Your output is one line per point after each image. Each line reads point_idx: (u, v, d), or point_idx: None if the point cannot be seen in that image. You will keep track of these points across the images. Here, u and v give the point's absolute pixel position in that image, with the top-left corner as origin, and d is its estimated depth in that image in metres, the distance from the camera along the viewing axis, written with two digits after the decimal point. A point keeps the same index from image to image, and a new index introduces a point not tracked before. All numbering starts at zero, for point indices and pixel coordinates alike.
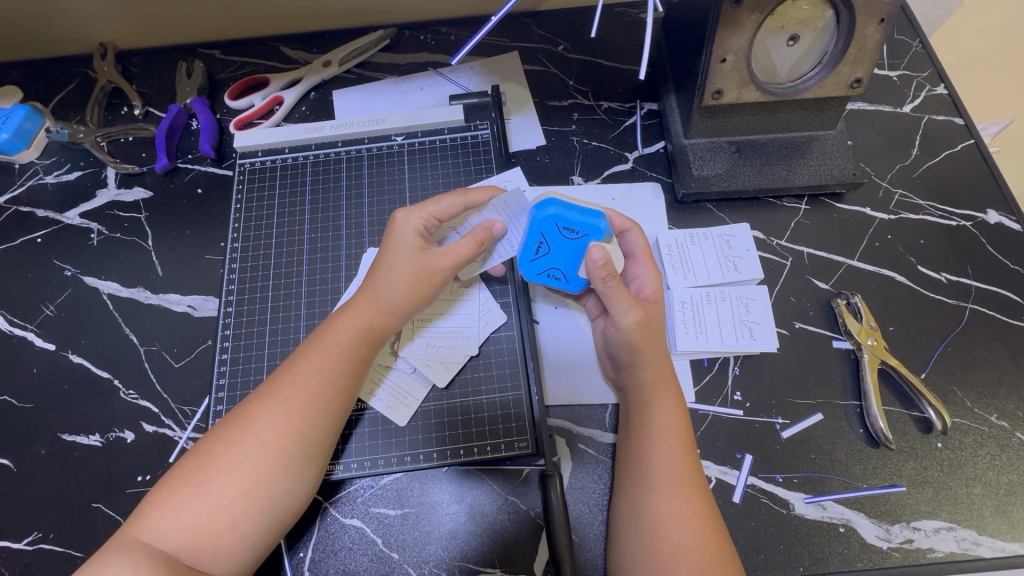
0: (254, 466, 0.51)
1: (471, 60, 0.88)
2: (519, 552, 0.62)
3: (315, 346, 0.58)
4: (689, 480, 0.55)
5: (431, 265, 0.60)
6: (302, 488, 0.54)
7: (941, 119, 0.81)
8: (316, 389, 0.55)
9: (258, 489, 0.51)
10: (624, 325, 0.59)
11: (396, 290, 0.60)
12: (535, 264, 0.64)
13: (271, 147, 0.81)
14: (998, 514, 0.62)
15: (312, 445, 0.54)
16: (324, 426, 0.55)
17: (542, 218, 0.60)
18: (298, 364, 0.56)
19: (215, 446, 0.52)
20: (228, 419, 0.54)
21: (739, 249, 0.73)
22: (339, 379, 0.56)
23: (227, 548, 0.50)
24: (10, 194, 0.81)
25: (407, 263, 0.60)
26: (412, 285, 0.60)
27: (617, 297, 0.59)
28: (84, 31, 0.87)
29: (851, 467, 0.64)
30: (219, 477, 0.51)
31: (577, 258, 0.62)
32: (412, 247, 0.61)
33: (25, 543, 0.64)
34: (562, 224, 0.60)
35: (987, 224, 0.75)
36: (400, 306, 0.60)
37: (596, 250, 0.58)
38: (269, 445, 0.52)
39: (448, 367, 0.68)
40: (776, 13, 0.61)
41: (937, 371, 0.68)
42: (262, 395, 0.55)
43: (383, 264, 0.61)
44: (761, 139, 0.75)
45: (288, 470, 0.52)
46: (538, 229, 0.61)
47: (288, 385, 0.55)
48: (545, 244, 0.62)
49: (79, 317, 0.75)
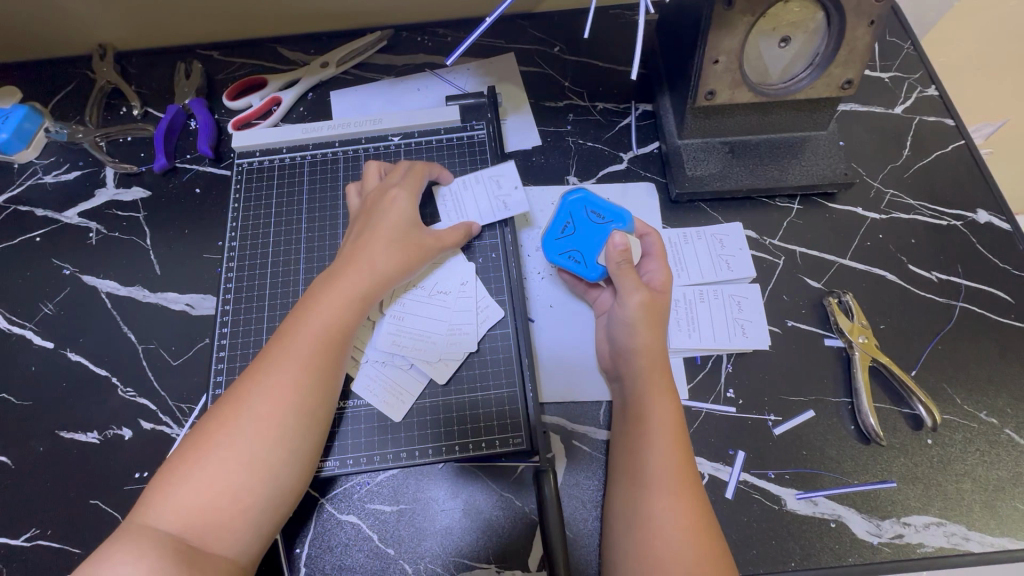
0: (251, 438, 0.52)
1: (468, 62, 0.89)
2: (514, 548, 0.63)
3: (301, 319, 0.59)
4: (683, 474, 0.56)
5: (422, 242, 0.67)
6: (302, 462, 0.55)
7: (932, 120, 0.82)
8: (306, 359, 0.56)
9: (256, 462, 0.52)
10: (630, 303, 0.62)
11: (384, 260, 0.64)
12: (558, 245, 0.69)
13: (268, 147, 0.82)
14: (987, 510, 0.63)
15: (306, 414, 0.55)
16: (316, 394, 0.56)
17: (572, 200, 0.69)
18: (289, 337, 0.57)
19: (211, 423, 0.53)
20: (223, 398, 0.55)
21: (732, 248, 0.75)
22: (327, 348, 0.58)
23: (229, 525, 0.50)
24: (10, 193, 0.82)
25: (393, 235, 0.65)
26: (401, 255, 0.65)
27: (627, 277, 0.63)
28: (83, 32, 0.88)
29: (843, 463, 0.65)
30: (217, 452, 0.51)
31: (599, 243, 0.67)
32: (399, 224, 0.66)
33: (23, 539, 0.64)
34: (590, 207, 0.68)
35: (977, 223, 0.76)
36: (388, 274, 0.64)
37: (618, 236, 0.64)
38: (264, 415, 0.53)
39: (447, 364, 0.69)
40: (768, 15, 0.62)
41: (927, 368, 0.68)
42: (254, 370, 0.56)
43: (368, 237, 0.65)
44: (754, 139, 0.75)
45: (285, 439, 0.53)
46: (566, 211, 0.69)
47: (280, 356, 0.56)
48: (571, 225, 0.68)
49: (78, 316, 0.75)
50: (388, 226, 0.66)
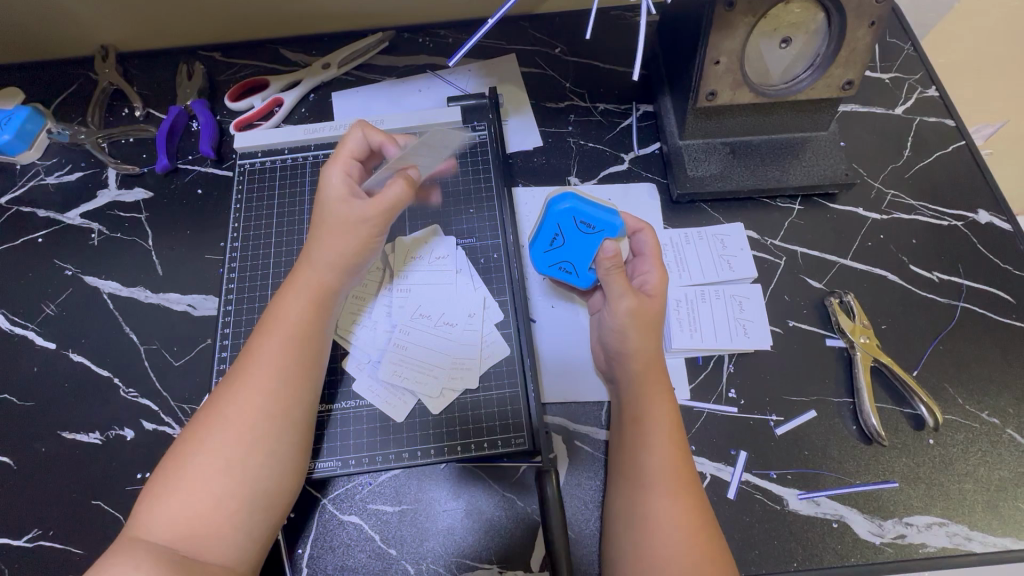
0: (223, 445, 0.52)
1: (470, 63, 0.89)
2: (515, 548, 0.63)
3: (264, 326, 0.59)
4: (680, 474, 0.56)
5: (355, 212, 0.59)
6: (283, 463, 0.54)
7: (933, 120, 0.82)
8: (271, 362, 0.56)
9: (233, 468, 0.52)
10: (618, 309, 0.62)
11: (327, 247, 0.60)
12: (548, 256, 0.68)
13: (270, 148, 0.82)
14: (990, 510, 0.63)
15: (276, 414, 0.54)
16: (283, 394, 0.55)
17: (560, 210, 0.66)
18: (253, 345, 0.57)
19: (189, 435, 0.53)
20: (198, 412, 0.55)
21: (733, 248, 0.75)
22: (293, 348, 0.57)
23: (218, 532, 0.50)
24: (11, 194, 0.82)
25: (333, 219, 0.60)
26: (345, 239, 0.60)
27: (615, 282, 0.62)
28: (86, 33, 0.88)
29: (845, 463, 0.65)
30: (196, 461, 0.52)
31: (590, 253, 0.66)
32: (335, 204, 0.60)
33: (25, 540, 0.64)
34: (578, 217, 0.65)
35: (978, 223, 0.76)
36: (339, 261, 0.60)
37: (608, 243, 0.63)
38: (234, 421, 0.53)
39: (445, 395, 0.68)
40: (768, 16, 0.62)
41: (928, 369, 0.68)
42: (224, 382, 0.56)
43: (316, 228, 0.61)
44: (755, 141, 0.76)
45: (259, 442, 0.53)
46: (554, 221, 0.66)
47: (247, 364, 0.56)
48: (559, 236, 0.67)
49: (79, 316, 0.75)
50: (327, 211, 0.61)
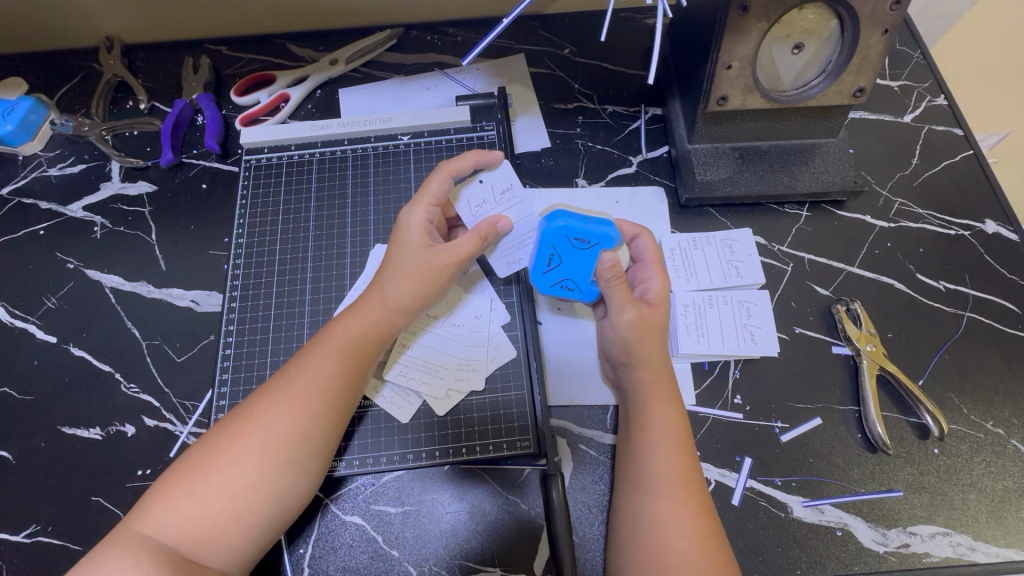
0: (260, 461, 0.51)
1: (478, 62, 0.89)
2: (518, 551, 0.63)
3: (322, 344, 0.58)
4: (686, 484, 0.55)
5: (435, 260, 0.60)
6: (304, 485, 0.54)
7: (941, 129, 0.82)
8: (322, 387, 0.55)
9: (261, 482, 0.51)
10: (621, 322, 0.62)
11: (400, 286, 0.60)
12: (548, 276, 0.65)
13: (277, 143, 0.81)
14: (993, 520, 0.63)
15: (318, 439, 0.54)
16: (329, 424, 0.55)
17: (553, 228, 0.62)
18: (307, 362, 0.57)
19: (220, 438, 0.53)
20: (235, 413, 0.54)
21: (741, 254, 0.74)
22: (346, 375, 0.57)
23: (228, 542, 0.50)
24: (13, 185, 0.81)
25: (412, 259, 0.61)
26: (417, 278, 0.60)
27: (615, 294, 0.62)
28: (91, 24, 0.87)
29: (850, 471, 0.65)
30: (223, 469, 0.51)
31: (588, 269, 0.64)
32: (415, 245, 0.61)
33: (24, 536, 0.64)
34: (573, 235, 0.62)
35: (985, 233, 0.76)
36: (407, 302, 0.60)
37: (606, 254, 0.61)
38: (276, 439, 0.52)
39: (449, 398, 0.67)
40: (782, 22, 0.62)
41: (934, 378, 0.68)
42: (268, 390, 0.55)
43: (390, 262, 0.62)
44: (764, 146, 0.75)
45: (291, 465, 0.53)
46: (549, 241, 0.63)
47: (297, 381, 0.55)
48: (556, 256, 0.64)
49: (81, 310, 0.74)
50: (407, 249, 0.61)
